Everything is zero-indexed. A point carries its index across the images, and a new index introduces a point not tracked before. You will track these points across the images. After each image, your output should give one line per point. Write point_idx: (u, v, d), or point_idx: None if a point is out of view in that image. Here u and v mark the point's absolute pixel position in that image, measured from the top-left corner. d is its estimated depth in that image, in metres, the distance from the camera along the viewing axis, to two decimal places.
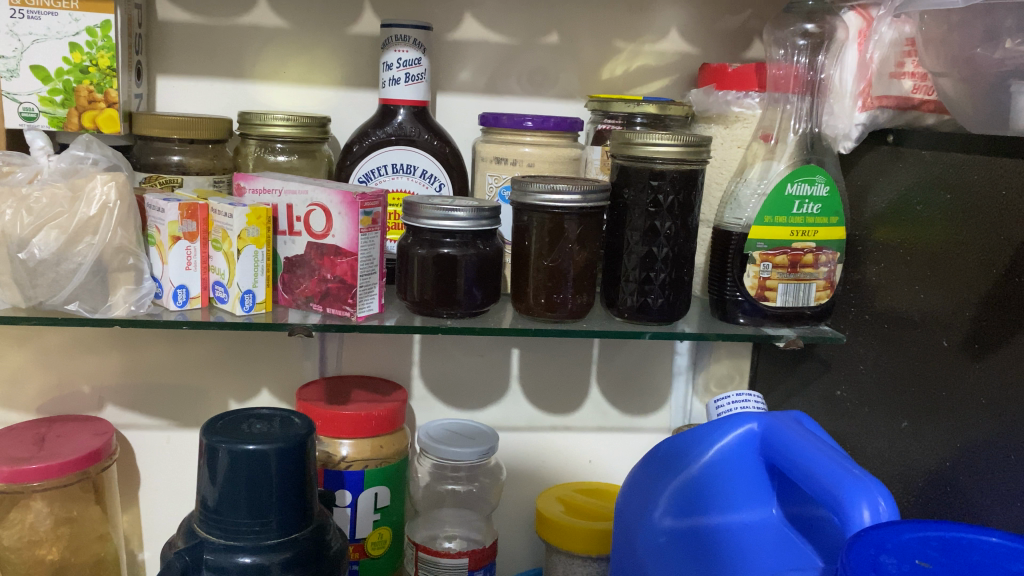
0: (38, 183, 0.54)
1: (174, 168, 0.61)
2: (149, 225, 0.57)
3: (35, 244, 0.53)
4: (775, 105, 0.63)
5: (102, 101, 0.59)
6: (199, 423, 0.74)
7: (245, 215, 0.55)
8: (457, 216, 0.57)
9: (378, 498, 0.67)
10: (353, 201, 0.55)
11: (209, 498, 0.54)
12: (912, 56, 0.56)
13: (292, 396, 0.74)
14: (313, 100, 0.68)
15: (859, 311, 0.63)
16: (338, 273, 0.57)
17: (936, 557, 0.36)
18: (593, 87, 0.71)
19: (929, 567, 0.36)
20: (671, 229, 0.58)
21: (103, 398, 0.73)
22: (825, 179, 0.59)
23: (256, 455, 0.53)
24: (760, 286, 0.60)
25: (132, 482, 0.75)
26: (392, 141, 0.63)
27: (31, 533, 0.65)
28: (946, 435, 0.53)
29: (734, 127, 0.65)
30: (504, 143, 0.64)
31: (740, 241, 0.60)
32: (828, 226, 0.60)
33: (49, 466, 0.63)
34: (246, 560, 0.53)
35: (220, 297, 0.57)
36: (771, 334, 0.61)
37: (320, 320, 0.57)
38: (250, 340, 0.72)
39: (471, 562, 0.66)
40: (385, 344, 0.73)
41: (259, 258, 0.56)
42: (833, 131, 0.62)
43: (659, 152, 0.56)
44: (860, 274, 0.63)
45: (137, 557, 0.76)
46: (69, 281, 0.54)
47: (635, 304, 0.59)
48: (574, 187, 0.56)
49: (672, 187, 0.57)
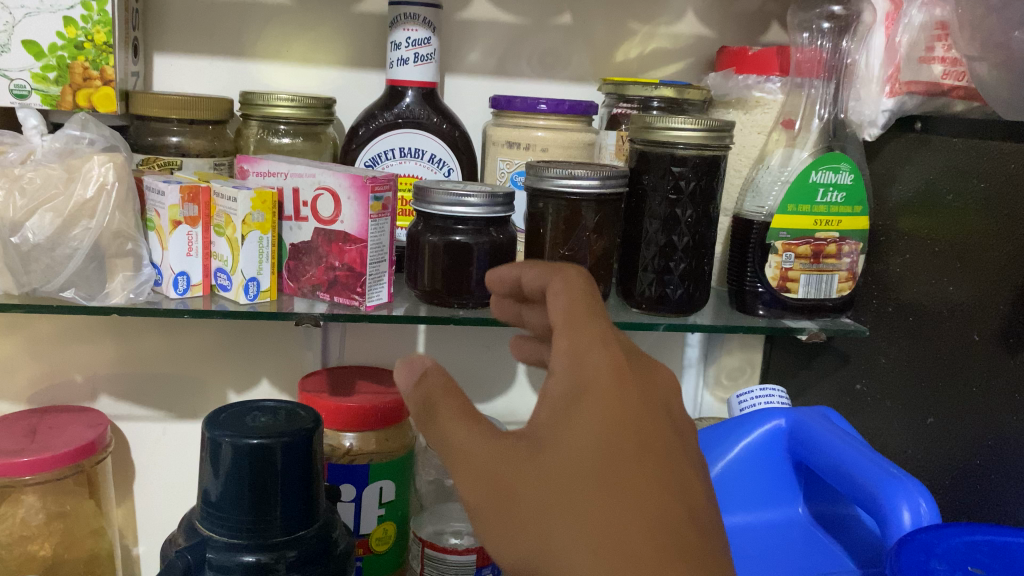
0: (32, 164, 0.51)
1: (172, 150, 0.59)
2: (149, 208, 0.54)
3: (29, 228, 0.50)
4: (798, 90, 0.61)
5: (97, 79, 0.57)
6: (196, 414, 0.72)
7: (250, 199, 0.52)
8: (471, 199, 0.54)
9: (384, 492, 0.65)
10: (363, 184, 0.52)
11: (211, 492, 0.52)
12: (943, 40, 0.54)
13: (293, 386, 0.72)
14: (317, 80, 0.65)
15: (880, 303, 0.61)
16: (347, 260, 0.54)
17: (988, 562, 0.37)
18: (606, 70, 0.68)
19: (981, 572, 0.36)
20: (692, 217, 0.56)
21: (96, 388, 0.70)
22: (850, 167, 0.57)
23: (260, 449, 0.51)
24: (782, 277, 0.58)
25: (128, 475, 0.72)
26: (399, 123, 0.61)
27: (23, 527, 0.62)
28: (975, 430, 0.51)
29: (754, 112, 0.62)
30: (517, 126, 0.61)
31: (762, 230, 0.58)
32: (851, 215, 0.58)
33: (41, 459, 0.60)
34: (250, 559, 0.51)
35: (223, 284, 0.55)
36: (793, 327, 0.59)
37: (328, 310, 0.55)
38: (250, 329, 0.70)
39: (480, 559, 0.64)
40: (389, 334, 0.71)
41: (263, 245, 0.54)
42: (857, 118, 0.59)
43: (680, 136, 0.54)
44: (882, 264, 0.61)
45: (132, 552, 0.74)
46: (64, 267, 0.51)
47: (653, 295, 0.57)
48: (593, 172, 0.54)
49: (694, 174, 0.55)
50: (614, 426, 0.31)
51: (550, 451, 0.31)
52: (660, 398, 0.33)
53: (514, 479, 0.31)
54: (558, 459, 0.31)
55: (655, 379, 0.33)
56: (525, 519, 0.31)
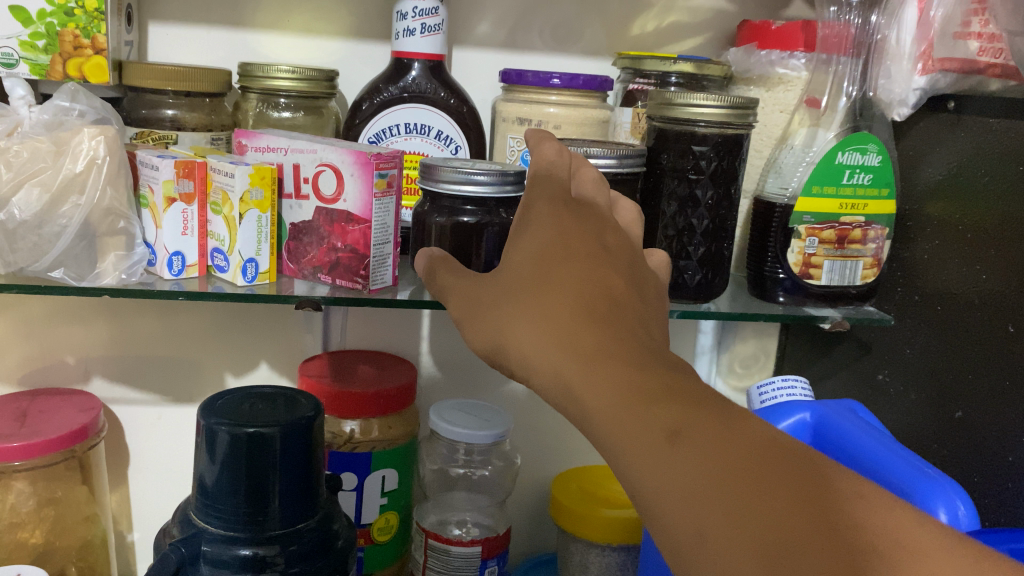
0: (18, 137, 0.48)
1: (168, 123, 0.56)
2: (142, 184, 0.52)
3: (14, 204, 0.48)
4: (823, 67, 0.58)
5: (88, 48, 0.54)
6: (193, 398, 0.69)
7: (248, 174, 0.49)
8: (473, 172, 0.52)
9: (386, 481, 0.63)
10: (367, 161, 0.50)
11: (207, 478, 0.49)
12: (980, 14, 0.52)
13: (292, 371, 0.69)
14: (319, 52, 0.63)
15: (906, 292, 0.58)
16: (350, 241, 0.52)
17: None
18: (621, 44, 0.65)
19: None
20: (713, 199, 0.53)
21: (89, 370, 0.68)
22: (877, 148, 0.55)
23: (258, 438, 0.48)
24: (805, 263, 0.56)
25: (122, 459, 0.70)
26: (405, 98, 0.58)
27: (12, 514, 0.60)
28: (1008, 426, 0.49)
29: (777, 90, 0.59)
30: (528, 102, 0.59)
31: (784, 213, 0.55)
32: (878, 198, 0.56)
33: (32, 444, 0.58)
34: (247, 552, 0.49)
35: (220, 265, 0.52)
36: (815, 315, 0.57)
37: (329, 293, 0.52)
38: (248, 311, 0.68)
39: (485, 551, 0.62)
40: (392, 318, 0.69)
41: (262, 224, 0.51)
42: (886, 97, 0.56)
43: (701, 114, 0.51)
44: (908, 251, 0.58)
45: (127, 538, 0.72)
46: (53, 246, 0.49)
47: (670, 280, 0.54)
48: (610, 150, 0.51)
49: (715, 153, 0.52)
50: (551, 232, 0.40)
51: (506, 262, 0.40)
52: (598, 223, 0.41)
53: (482, 288, 0.41)
54: (506, 254, 0.41)
55: (594, 216, 0.42)
56: (488, 306, 0.39)
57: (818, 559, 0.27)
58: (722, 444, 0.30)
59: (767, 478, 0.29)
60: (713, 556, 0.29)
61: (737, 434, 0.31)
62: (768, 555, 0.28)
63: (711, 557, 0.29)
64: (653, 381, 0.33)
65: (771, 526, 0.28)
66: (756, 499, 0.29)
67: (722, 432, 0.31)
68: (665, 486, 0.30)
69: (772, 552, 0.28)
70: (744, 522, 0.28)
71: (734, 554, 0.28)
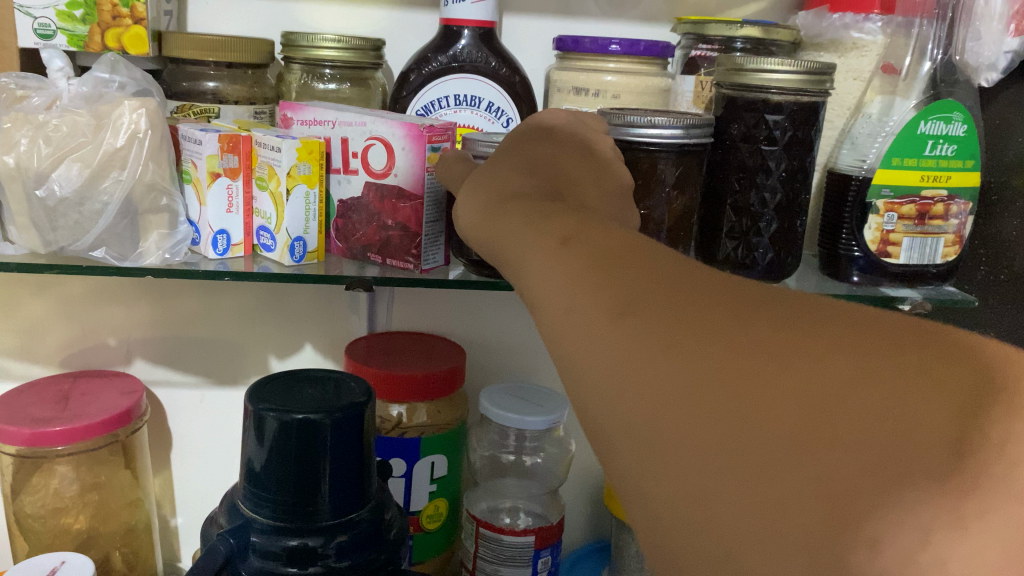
0: (57, 110, 0.46)
1: (209, 96, 0.54)
2: (185, 159, 0.50)
3: (55, 179, 0.45)
4: (901, 31, 0.54)
5: (128, 17, 0.51)
6: (236, 381, 0.68)
7: (295, 149, 0.47)
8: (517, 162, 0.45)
9: (435, 467, 0.61)
10: (421, 134, 0.47)
11: (255, 463, 0.47)
12: None
13: (338, 353, 0.67)
14: (364, 21, 0.60)
15: (991, 270, 0.55)
16: (401, 219, 0.49)
17: None
18: (681, 9, 0.62)
19: None
20: (786, 171, 0.50)
21: (131, 351, 0.66)
22: (962, 116, 0.51)
23: (308, 424, 0.46)
24: (883, 240, 0.52)
25: (165, 443, 0.69)
26: (455, 68, 0.55)
27: (56, 499, 0.59)
28: None
29: (850, 56, 0.55)
30: (584, 70, 0.55)
31: (862, 186, 0.52)
32: (962, 170, 0.52)
33: (75, 429, 0.57)
34: (295, 543, 0.47)
35: (266, 244, 0.50)
36: (891, 296, 0.53)
37: (380, 273, 0.50)
38: (291, 291, 0.65)
39: (538, 540, 0.60)
40: (439, 298, 0.66)
41: (310, 200, 0.49)
42: (975, 61, 0.52)
43: (774, 80, 0.48)
44: (994, 227, 0.55)
45: (170, 523, 0.71)
46: (94, 223, 0.47)
47: (740, 258, 0.51)
48: (676, 119, 0.47)
49: (790, 123, 0.49)
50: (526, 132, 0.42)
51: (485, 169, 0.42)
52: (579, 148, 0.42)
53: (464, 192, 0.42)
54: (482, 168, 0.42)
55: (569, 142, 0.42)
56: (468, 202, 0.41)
57: (665, 311, 0.27)
58: (603, 236, 0.31)
59: (635, 256, 0.30)
60: (576, 327, 0.29)
61: (619, 235, 0.31)
62: (620, 313, 0.28)
63: (575, 330, 0.29)
64: (537, 220, 0.35)
65: (627, 288, 0.28)
66: (621, 268, 0.29)
67: (603, 233, 0.32)
68: (546, 281, 0.32)
69: (625, 307, 0.28)
70: (591, 287, 0.29)
71: (593, 316, 0.29)
